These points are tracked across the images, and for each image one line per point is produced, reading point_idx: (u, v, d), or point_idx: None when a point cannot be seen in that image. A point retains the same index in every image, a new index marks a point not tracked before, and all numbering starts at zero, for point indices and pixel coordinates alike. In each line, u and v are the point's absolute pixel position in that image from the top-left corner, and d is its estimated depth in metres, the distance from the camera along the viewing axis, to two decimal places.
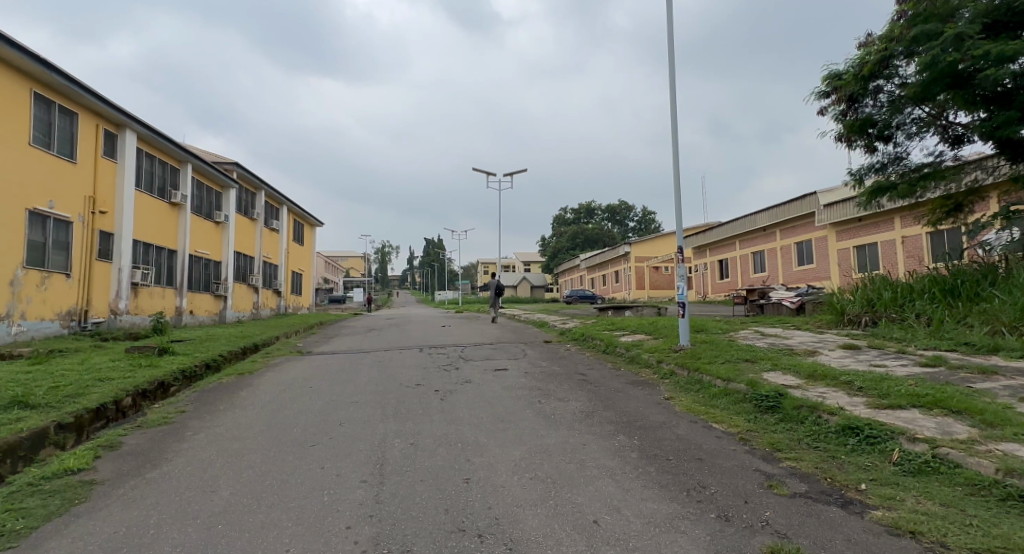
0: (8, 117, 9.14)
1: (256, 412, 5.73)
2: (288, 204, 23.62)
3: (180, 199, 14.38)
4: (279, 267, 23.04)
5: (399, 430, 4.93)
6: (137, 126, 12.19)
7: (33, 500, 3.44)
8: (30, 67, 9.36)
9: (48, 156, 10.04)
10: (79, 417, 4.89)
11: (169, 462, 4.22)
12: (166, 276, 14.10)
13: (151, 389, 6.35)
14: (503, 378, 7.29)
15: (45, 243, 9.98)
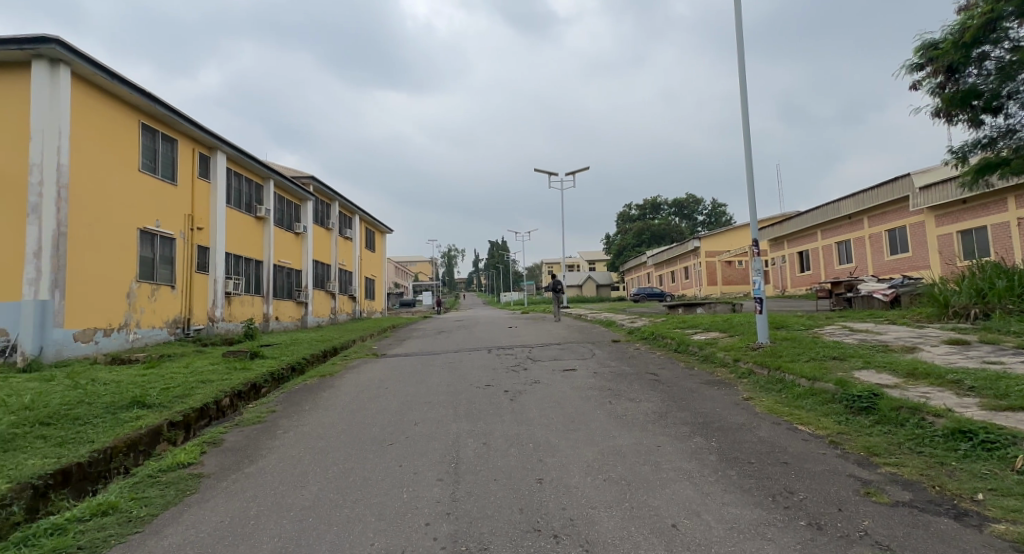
0: (119, 146, 10.16)
1: (338, 412, 6.04)
2: (360, 213, 24.67)
3: (264, 213, 15.41)
4: (353, 274, 24.12)
5: (471, 430, 5.02)
6: (226, 147, 13.18)
7: (153, 490, 3.81)
8: (137, 101, 10.35)
9: (153, 179, 11.06)
10: (187, 415, 5.36)
11: (264, 458, 4.53)
12: (255, 285, 15.15)
13: (245, 390, 6.85)
14: (572, 378, 7.25)
15: (153, 258, 11.03)
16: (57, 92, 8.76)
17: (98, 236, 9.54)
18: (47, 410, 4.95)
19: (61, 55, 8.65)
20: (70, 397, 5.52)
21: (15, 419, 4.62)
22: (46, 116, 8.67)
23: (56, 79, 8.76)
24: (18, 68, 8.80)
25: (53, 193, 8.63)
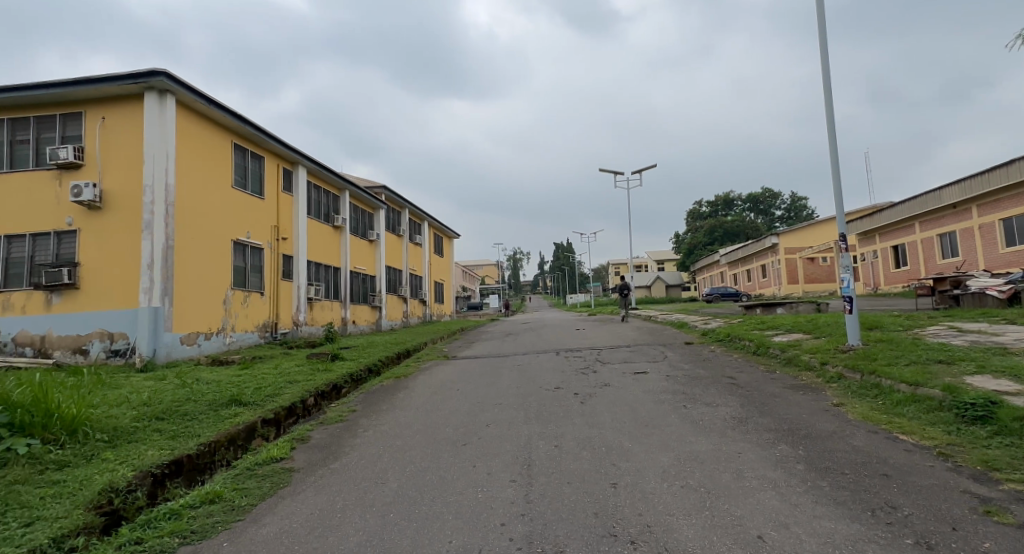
0: (215, 166, 11.08)
1: (414, 412, 6.25)
2: (429, 219, 25.39)
3: (341, 222, 16.23)
4: (423, 278, 24.85)
5: (543, 432, 5.03)
6: (307, 161, 14.03)
7: (251, 482, 4.13)
8: (230, 123, 11.26)
9: (244, 195, 11.96)
10: (277, 413, 5.74)
11: (348, 455, 4.78)
12: (333, 291, 15.99)
13: (328, 390, 7.25)
14: (644, 381, 7.08)
15: (245, 267, 11.92)
16: (164, 119, 9.69)
17: (199, 248, 10.45)
18: (159, 406, 5.47)
19: (167, 85, 9.58)
20: (178, 395, 6.07)
21: (134, 414, 5.14)
22: (155, 141, 9.61)
23: (163, 107, 9.70)
24: (132, 99, 9.82)
25: (162, 210, 9.55)
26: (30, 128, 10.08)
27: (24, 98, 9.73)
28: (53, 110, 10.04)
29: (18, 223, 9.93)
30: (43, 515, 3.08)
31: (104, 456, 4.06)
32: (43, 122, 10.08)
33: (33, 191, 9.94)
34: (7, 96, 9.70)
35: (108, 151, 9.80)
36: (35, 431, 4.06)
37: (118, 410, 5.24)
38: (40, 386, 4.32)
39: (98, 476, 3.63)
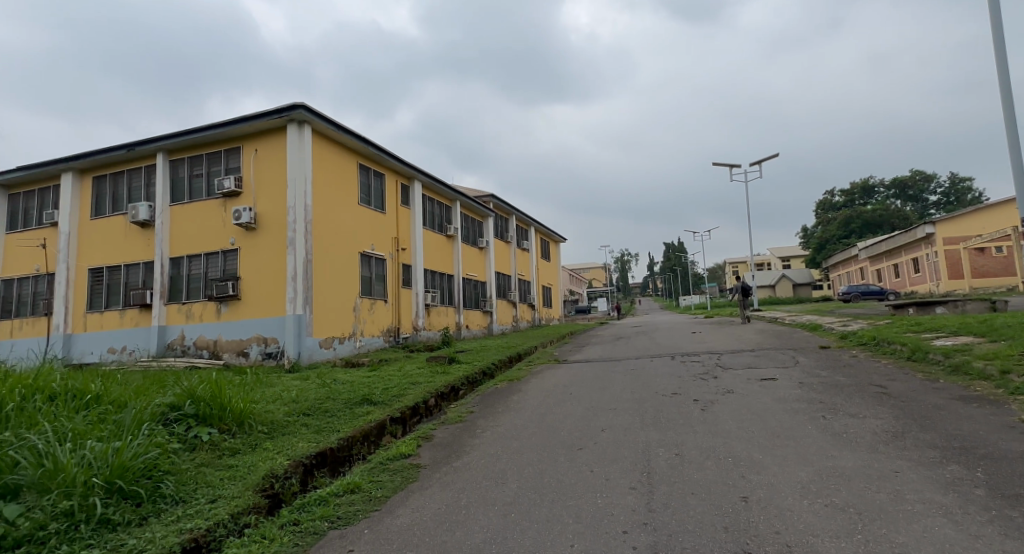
0: (344, 185, 12.15)
1: (529, 415, 6.33)
2: (535, 224, 25.71)
3: (453, 232, 16.98)
4: (532, 283, 25.16)
5: (661, 440, 4.86)
6: (422, 176, 14.89)
7: (384, 475, 4.45)
8: (355, 145, 12.31)
9: (369, 210, 12.98)
10: (403, 412, 6.13)
11: (468, 454, 4.97)
12: (448, 297, 16.75)
13: (446, 391, 7.60)
14: (773, 388, 6.55)
15: (371, 277, 12.91)
16: (303, 146, 10.85)
17: (332, 261, 11.52)
18: (305, 403, 6.10)
19: (305, 116, 10.74)
20: (320, 393, 6.72)
21: (286, 409, 5.79)
22: (296, 166, 10.79)
23: (302, 136, 10.87)
24: (277, 131, 11.13)
25: (302, 228, 10.69)
26: (201, 163, 11.83)
27: (198, 138, 11.46)
28: (217, 146, 11.69)
29: (194, 244, 11.66)
30: (223, 494, 3.58)
31: (265, 446, 4.62)
32: (210, 157, 11.77)
33: (204, 216, 11.63)
34: (184, 137, 11.47)
35: (260, 178, 11.19)
36: (213, 421, 4.74)
37: (273, 406, 5.93)
38: (215, 383, 5.02)
39: (262, 463, 4.14)
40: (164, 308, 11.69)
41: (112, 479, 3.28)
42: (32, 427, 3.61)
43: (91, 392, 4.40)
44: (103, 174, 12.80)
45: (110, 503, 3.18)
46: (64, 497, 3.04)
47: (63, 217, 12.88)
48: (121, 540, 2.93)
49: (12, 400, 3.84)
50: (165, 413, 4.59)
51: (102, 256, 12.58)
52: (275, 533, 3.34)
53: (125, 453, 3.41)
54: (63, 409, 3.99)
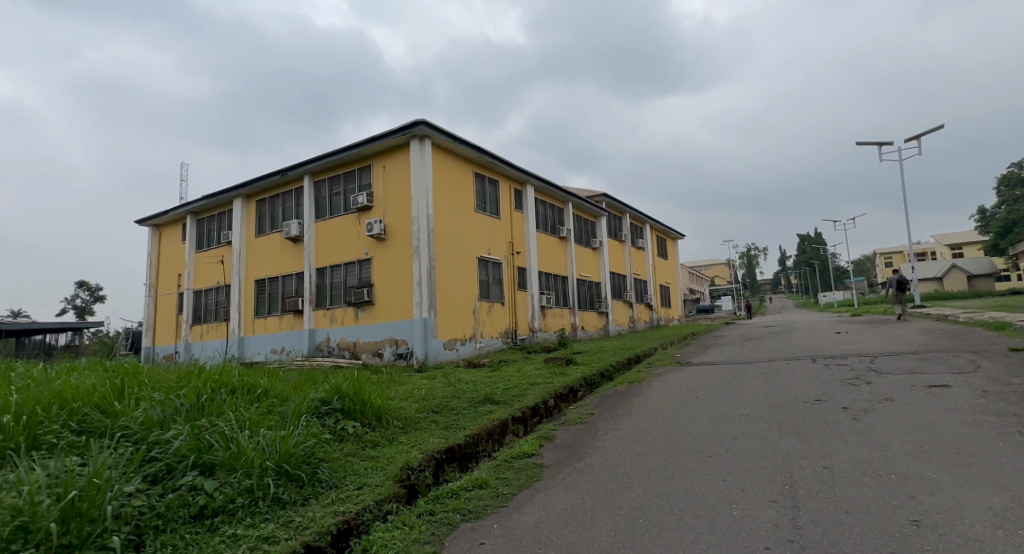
0: (462, 194, 12.72)
1: (653, 419, 6.14)
2: (651, 221, 24.89)
3: (566, 233, 17.01)
4: (649, 282, 24.38)
5: (805, 450, 4.45)
6: (533, 180, 15.12)
7: (510, 473, 4.58)
8: (470, 155, 12.84)
9: (485, 217, 13.46)
10: (525, 412, 6.25)
11: (591, 457, 4.94)
12: (563, 299, 16.79)
13: (565, 393, 7.62)
14: (945, 397, 5.70)
15: (489, 280, 13.37)
16: (424, 160, 11.56)
17: (453, 266, 12.12)
18: (434, 401, 6.48)
19: (426, 132, 11.44)
20: (447, 392, 7.11)
21: (418, 406, 6.20)
22: (419, 179, 11.52)
23: (423, 150, 11.58)
24: (401, 148, 11.98)
25: (425, 237, 11.38)
26: (339, 182, 13.09)
27: (336, 160, 12.71)
28: (352, 166, 12.87)
29: (335, 256, 12.94)
30: (368, 482, 3.93)
31: (401, 440, 5.00)
32: (346, 177, 12.98)
33: (342, 230, 12.85)
34: (325, 161, 12.79)
35: (388, 192, 12.12)
36: (357, 415, 5.22)
37: (406, 403, 6.37)
38: (357, 381, 5.53)
39: (399, 455, 4.48)
40: (312, 313, 13.11)
41: (280, 463, 3.76)
42: (219, 415, 4.25)
43: (261, 387, 5.07)
44: (262, 198, 14.70)
45: (279, 484, 3.64)
46: (245, 476, 3.56)
47: (234, 237, 15.01)
48: (289, 517, 3.34)
49: (205, 392, 4.56)
50: (318, 406, 5.15)
51: (263, 269, 14.45)
52: (415, 521, 3.59)
53: (288, 442, 3.89)
54: (242, 401, 4.65)
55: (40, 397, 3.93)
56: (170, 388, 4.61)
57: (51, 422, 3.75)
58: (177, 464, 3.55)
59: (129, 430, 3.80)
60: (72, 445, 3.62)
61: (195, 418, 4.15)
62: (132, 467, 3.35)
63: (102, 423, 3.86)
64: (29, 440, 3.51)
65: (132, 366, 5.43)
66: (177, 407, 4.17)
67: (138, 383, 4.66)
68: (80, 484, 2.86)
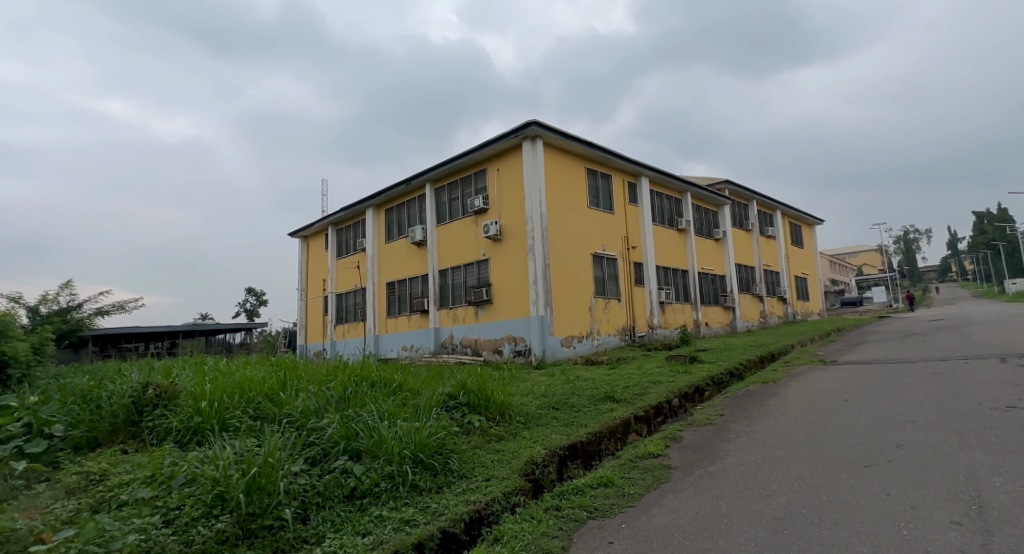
0: (575, 191, 12.68)
1: (793, 422, 5.63)
2: (782, 207, 22.86)
3: (685, 225, 16.22)
4: (782, 273, 22.41)
5: (994, 466, 3.80)
6: (648, 171, 14.62)
7: (635, 473, 4.46)
8: (582, 151, 12.75)
9: (599, 213, 13.29)
10: (648, 411, 6.07)
11: (724, 460, 4.66)
12: (684, 294, 16.04)
13: (691, 392, 7.26)
14: None
15: (605, 277, 13.17)
16: (536, 160, 11.70)
17: (569, 264, 12.12)
18: (554, 398, 6.52)
19: (537, 132, 11.57)
20: (566, 389, 7.12)
21: (538, 403, 6.29)
22: (532, 179, 11.68)
23: (535, 150, 11.73)
24: (514, 150, 12.24)
25: (540, 235, 11.52)
26: (457, 188, 13.71)
27: (453, 166, 13.34)
28: (468, 171, 13.41)
29: (455, 257, 13.58)
30: (495, 474, 4.07)
31: (524, 435, 5.10)
32: (463, 182, 13.56)
33: (462, 232, 13.44)
34: (444, 168, 13.47)
35: (503, 194, 12.44)
36: (481, 409, 5.43)
37: (527, 399, 6.50)
38: (480, 377, 5.75)
39: (524, 450, 4.58)
40: (437, 312, 13.89)
41: (417, 452, 4.03)
42: (363, 406, 4.67)
43: (395, 381, 5.48)
44: (390, 207, 15.87)
45: (416, 471, 3.91)
46: (387, 462, 3.86)
47: (367, 244, 16.39)
48: (426, 502, 3.57)
49: (350, 385, 5.04)
50: (446, 400, 5.45)
51: (393, 272, 15.59)
52: (542, 515, 3.65)
53: (423, 433, 4.16)
54: (381, 393, 5.07)
55: (225, 387, 4.62)
56: (322, 381, 5.16)
57: (234, 409, 4.39)
58: (330, 449, 3.96)
59: (292, 417, 4.32)
60: (250, 428, 4.21)
61: (343, 408, 4.60)
62: (297, 450, 3.81)
63: (271, 410, 4.43)
64: (220, 423, 4.21)
65: (290, 361, 6.15)
66: (328, 399, 4.65)
67: (297, 376, 5.27)
68: (259, 462, 3.32)
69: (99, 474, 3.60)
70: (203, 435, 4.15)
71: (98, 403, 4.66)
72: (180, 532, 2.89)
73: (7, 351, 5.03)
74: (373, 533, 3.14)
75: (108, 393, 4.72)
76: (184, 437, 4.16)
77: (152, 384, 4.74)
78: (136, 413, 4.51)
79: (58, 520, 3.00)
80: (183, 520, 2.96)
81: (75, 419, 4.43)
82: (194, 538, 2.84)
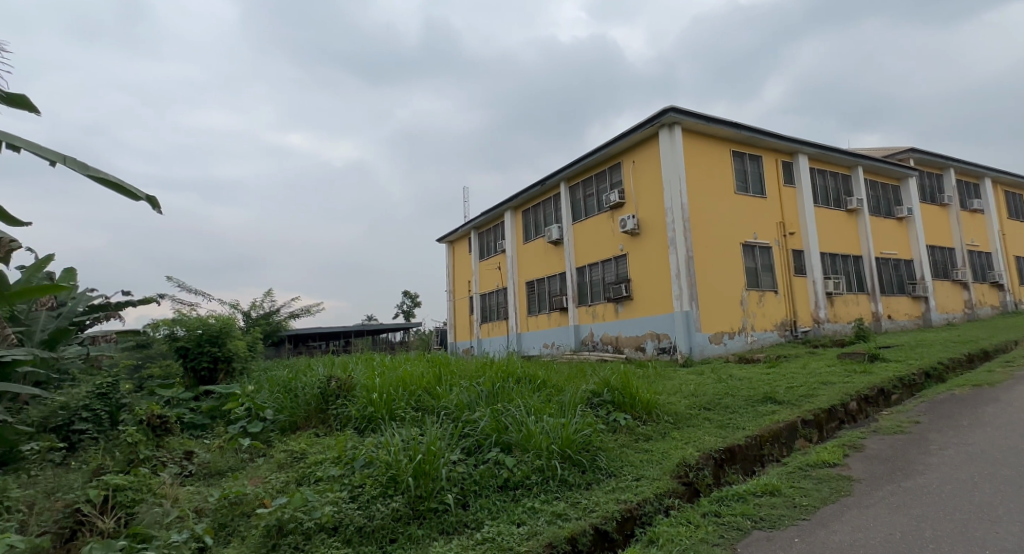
0: (720, 177, 11.87)
1: (1019, 436, 4.65)
2: (991, 174, 18.99)
3: (856, 204, 14.30)
4: (993, 254, 18.61)
5: None
6: (807, 148, 13.15)
7: (808, 483, 4.05)
8: (726, 133, 11.89)
9: (749, 198, 12.28)
10: (818, 415, 5.47)
11: (923, 476, 4.02)
12: (857, 283, 14.15)
13: (872, 395, 6.38)
14: None
15: (758, 267, 12.12)
16: (675, 148, 11.17)
17: (716, 255, 11.38)
18: (706, 398, 6.18)
19: (675, 118, 11.04)
20: (719, 388, 6.69)
21: (687, 402, 6.00)
22: (670, 168, 11.19)
23: (673, 138, 11.21)
24: (650, 140, 11.81)
25: (681, 227, 10.99)
26: (592, 184, 13.63)
27: (587, 163, 13.28)
28: (603, 166, 13.26)
29: (592, 254, 13.51)
30: (645, 474, 3.98)
31: (674, 435, 4.91)
32: (598, 178, 13.44)
33: (598, 229, 13.32)
34: (578, 165, 13.48)
35: (640, 187, 12.09)
36: (627, 408, 5.34)
37: (675, 398, 6.24)
38: (625, 375, 5.66)
39: (675, 451, 4.41)
40: (577, 310, 13.95)
41: (564, 448, 4.09)
42: (510, 401, 4.87)
43: (539, 378, 5.62)
44: (527, 208, 16.30)
45: (565, 467, 3.96)
46: (536, 456, 3.99)
47: (507, 245, 17.02)
48: (576, 498, 3.61)
49: (498, 381, 5.28)
50: (590, 397, 5.46)
51: (532, 272, 15.99)
52: (700, 521, 3.48)
53: (569, 429, 4.21)
54: (526, 389, 5.24)
55: (391, 381, 5.13)
56: (473, 377, 5.48)
57: (399, 400, 4.86)
58: (483, 441, 4.20)
59: (448, 410, 4.66)
60: (413, 418, 4.63)
61: (492, 402, 4.84)
62: (454, 440, 4.11)
63: (430, 403, 4.82)
64: (389, 412, 4.69)
65: (444, 357, 6.63)
66: (479, 393, 4.93)
67: (451, 372, 5.66)
68: (423, 449, 3.65)
69: (300, 453, 4.23)
70: (376, 423, 4.67)
71: (295, 392, 5.46)
72: (363, 507, 3.27)
73: (229, 347, 6.13)
74: (527, 524, 3.26)
75: (302, 383, 5.51)
76: (361, 424, 4.72)
77: (334, 377, 5.42)
78: (323, 402, 5.20)
79: (273, 488, 3.60)
80: (365, 497, 3.36)
81: (280, 405, 5.27)
82: (375, 514, 3.21)
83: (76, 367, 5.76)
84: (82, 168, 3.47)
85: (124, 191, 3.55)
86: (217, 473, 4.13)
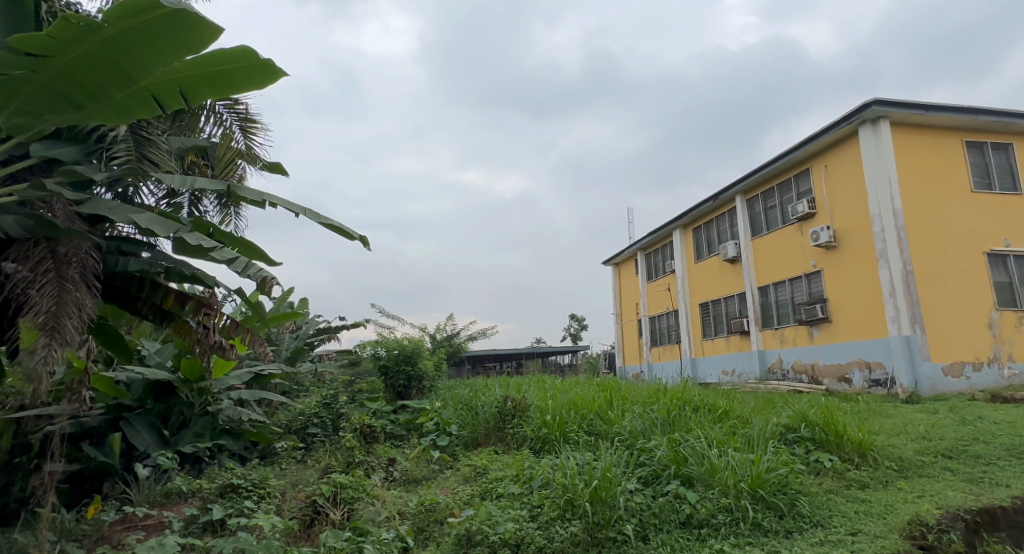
0: (951, 173, 9.91)
1: None
2: None
3: None
4: None
5: None
6: None
7: None
8: (954, 121, 9.92)
9: (994, 196, 10.02)
10: None
11: None
12: None
13: None
14: None
15: (1014, 281, 9.73)
16: (882, 145, 9.66)
17: (948, 267, 9.43)
18: (941, 443, 5.09)
19: (880, 112, 9.55)
20: (962, 433, 5.46)
21: (915, 447, 5.00)
22: (876, 170, 9.70)
23: (879, 134, 9.70)
24: (847, 139, 10.39)
25: (894, 237, 9.40)
26: (774, 195, 12.41)
27: (768, 172, 12.15)
28: (787, 174, 12.02)
29: (777, 272, 12.23)
30: (865, 530, 3.37)
31: (900, 485, 4.10)
32: (782, 187, 12.20)
33: (783, 243, 12.03)
34: (756, 176, 12.40)
35: (834, 194, 10.66)
36: (831, 448, 4.66)
37: (898, 441, 5.24)
38: (829, 411, 4.96)
39: (903, 505, 3.68)
40: (760, 333, 12.71)
41: (755, 488, 3.67)
42: (688, 430, 4.57)
43: (720, 408, 5.18)
44: (698, 225, 15.46)
45: (759, 510, 3.55)
46: (722, 494, 3.66)
47: (676, 265, 16.27)
48: (775, 547, 3.20)
49: (674, 409, 4.99)
50: (784, 432, 4.91)
51: (706, 292, 15.01)
52: None
53: (760, 467, 3.78)
54: (705, 419, 4.87)
55: (563, 404, 5.20)
56: (647, 403, 5.28)
57: (573, 423, 4.87)
58: (662, 471, 4.01)
59: (622, 436, 4.54)
60: (587, 442, 4.60)
61: (669, 431, 4.58)
62: (630, 469, 3.99)
63: (603, 428, 4.74)
64: (563, 434, 4.74)
65: (614, 382, 6.51)
66: (654, 421, 4.70)
67: (622, 397, 5.53)
68: (599, 475, 3.61)
69: (482, 468, 4.47)
70: (551, 444, 4.75)
71: (476, 409, 5.81)
72: (542, 528, 3.30)
73: (420, 366, 6.80)
74: None
75: (482, 402, 5.84)
76: (537, 444, 4.83)
77: (510, 398, 5.63)
78: (501, 420, 5.43)
79: (461, 500, 3.84)
80: (544, 518, 3.40)
81: (464, 422, 5.66)
82: (554, 535, 3.22)
83: (308, 381, 6.91)
84: (316, 217, 4.17)
85: (344, 233, 4.17)
86: (415, 481, 4.56)
